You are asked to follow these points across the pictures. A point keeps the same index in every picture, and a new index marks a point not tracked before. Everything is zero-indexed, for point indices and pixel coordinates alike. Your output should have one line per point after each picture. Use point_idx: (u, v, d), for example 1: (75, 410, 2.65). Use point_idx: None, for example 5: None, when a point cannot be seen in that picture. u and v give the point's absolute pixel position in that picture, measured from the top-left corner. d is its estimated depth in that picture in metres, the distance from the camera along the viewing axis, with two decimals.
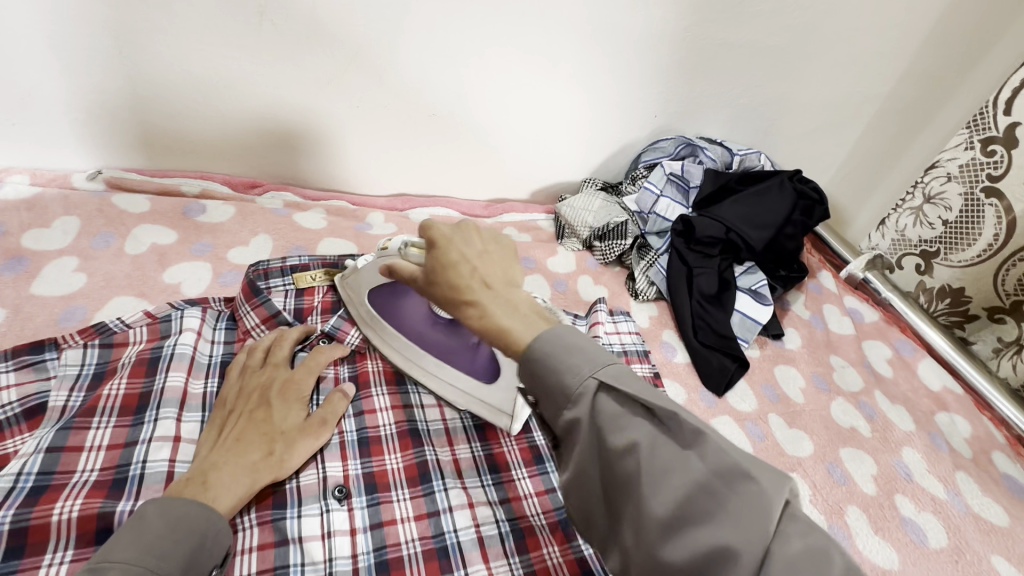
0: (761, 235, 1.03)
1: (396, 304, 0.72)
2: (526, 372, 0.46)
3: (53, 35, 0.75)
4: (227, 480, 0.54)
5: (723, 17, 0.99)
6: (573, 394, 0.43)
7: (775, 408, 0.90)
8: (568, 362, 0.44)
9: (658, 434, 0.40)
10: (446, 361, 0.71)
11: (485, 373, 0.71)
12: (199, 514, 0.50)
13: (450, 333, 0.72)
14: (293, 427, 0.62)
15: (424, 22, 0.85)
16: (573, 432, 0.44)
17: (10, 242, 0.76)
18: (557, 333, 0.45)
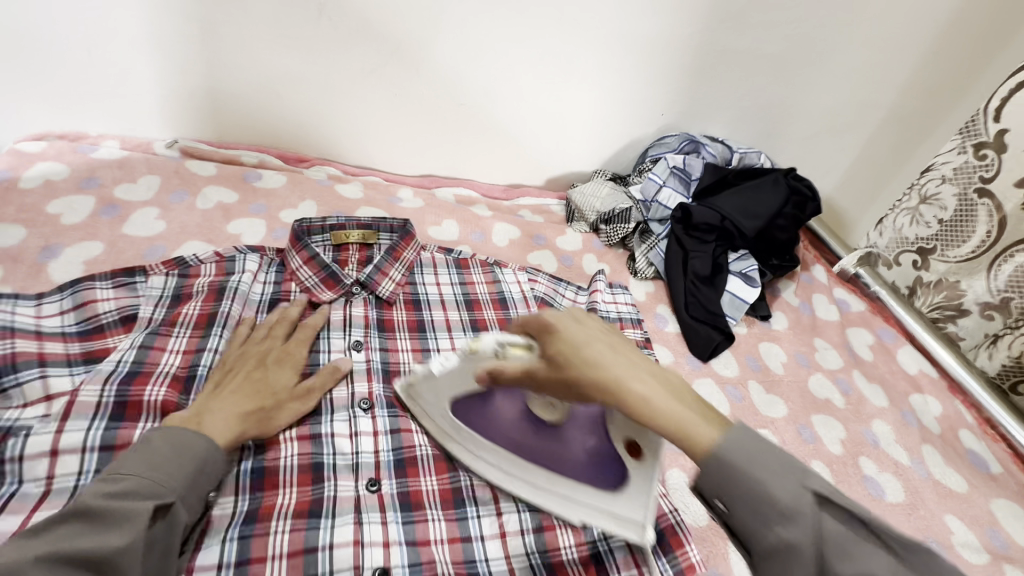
0: (754, 224, 1.12)
1: (484, 405, 0.63)
2: (714, 473, 0.49)
3: (152, 23, 0.90)
4: (217, 424, 0.60)
5: (724, 26, 1.10)
6: (790, 510, 0.46)
7: (755, 376, 0.99)
8: (775, 479, 0.47)
9: (901, 565, 0.43)
10: (553, 469, 0.61)
11: (610, 482, 0.58)
12: (203, 446, 0.57)
13: (557, 440, 0.60)
14: (284, 390, 0.68)
15: (457, 22, 0.99)
16: (782, 553, 0.46)
17: (104, 192, 0.91)
18: (737, 439, 0.49)
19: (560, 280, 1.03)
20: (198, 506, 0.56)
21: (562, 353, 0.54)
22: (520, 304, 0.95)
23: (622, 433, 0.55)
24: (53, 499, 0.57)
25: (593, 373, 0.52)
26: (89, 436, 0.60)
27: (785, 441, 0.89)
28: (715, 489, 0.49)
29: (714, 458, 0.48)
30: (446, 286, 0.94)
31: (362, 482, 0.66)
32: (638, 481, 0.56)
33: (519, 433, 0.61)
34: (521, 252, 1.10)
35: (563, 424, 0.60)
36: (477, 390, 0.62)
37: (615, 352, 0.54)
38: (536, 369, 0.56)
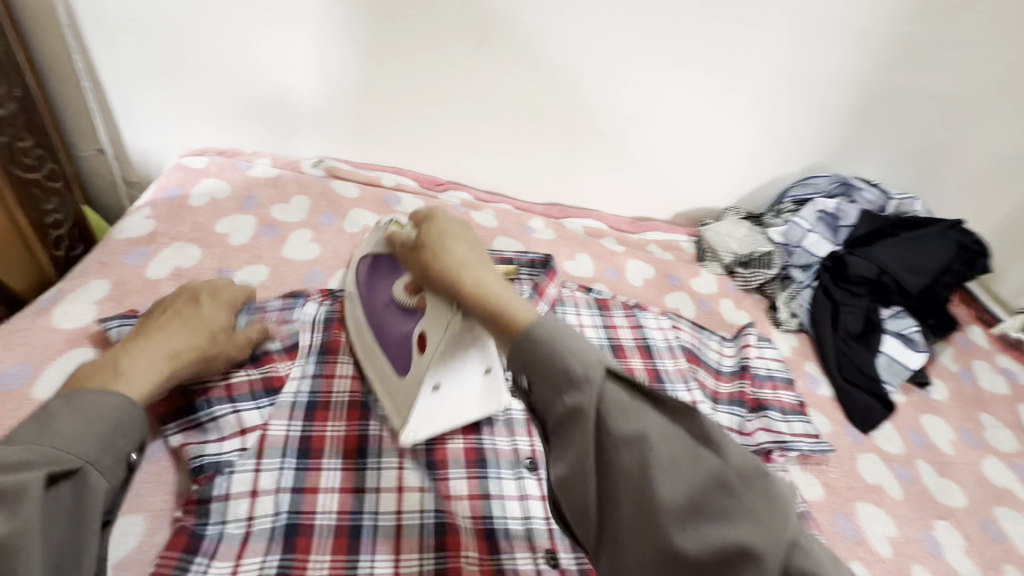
0: (918, 280, 1.03)
1: (375, 278, 0.72)
2: (523, 350, 0.44)
3: (321, 46, 0.91)
4: (139, 365, 0.55)
5: (897, 64, 1.01)
6: (580, 379, 0.42)
7: (923, 455, 0.89)
8: (575, 347, 0.43)
9: (669, 425, 0.40)
10: (383, 346, 0.69)
11: (402, 371, 0.66)
12: (112, 405, 0.49)
13: (395, 320, 0.68)
14: (221, 329, 0.63)
15: (617, 53, 0.95)
16: (568, 423, 0.42)
17: (263, 212, 0.92)
18: (554, 325, 0.45)
19: (702, 328, 0.97)
20: (118, 468, 0.48)
21: (430, 238, 0.58)
22: (666, 354, 0.90)
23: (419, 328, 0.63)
24: (255, 542, 0.57)
25: (449, 257, 0.55)
26: (283, 474, 0.62)
27: (970, 537, 0.78)
28: (518, 359, 0.45)
29: (519, 335, 0.45)
30: (590, 329, 0.90)
31: (540, 554, 0.62)
32: (411, 377, 0.64)
33: (376, 305, 0.70)
34: (657, 293, 1.05)
35: (412, 311, 0.67)
36: (386, 262, 0.71)
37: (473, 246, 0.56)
38: (411, 245, 0.60)
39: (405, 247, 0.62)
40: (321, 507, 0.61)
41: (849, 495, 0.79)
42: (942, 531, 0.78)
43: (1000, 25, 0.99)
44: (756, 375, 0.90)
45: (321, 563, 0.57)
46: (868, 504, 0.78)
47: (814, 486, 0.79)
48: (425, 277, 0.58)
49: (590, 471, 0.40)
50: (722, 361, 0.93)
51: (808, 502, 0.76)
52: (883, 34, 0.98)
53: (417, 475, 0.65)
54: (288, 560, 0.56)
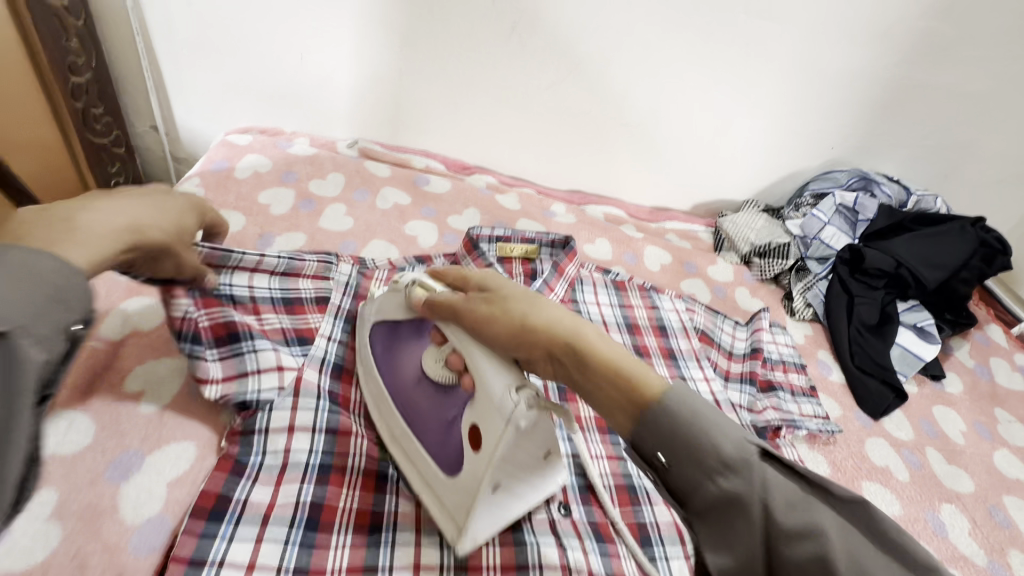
0: (935, 275, 1.03)
1: (398, 347, 0.69)
2: (660, 429, 0.45)
3: (361, 33, 0.97)
4: (96, 228, 0.46)
5: (922, 60, 1.02)
6: (734, 462, 0.43)
7: (933, 443, 0.90)
8: (721, 426, 0.44)
9: (841, 518, 0.40)
10: (417, 432, 0.64)
11: (449, 463, 0.60)
12: (53, 266, 0.39)
13: (437, 399, 0.64)
14: (189, 232, 0.56)
15: (643, 44, 0.99)
16: (724, 506, 0.43)
17: (301, 186, 0.98)
18: (687, 398, 0.46)
19: (716, 312, 0.99)
20: (58, 340, 0.38)
21: (517, 296, 0.57)
22: (680, 334, 0.92)
23: (469, 419, 0.57)
24: (291, 472, 0.61)
25: (548, 318, 0.55)
26: (320, 416, 0.66)
27: (976, 521, 0.79)
28: (656, 440, 0.46)
29: (657, 408, 0.46)
30: (607, 308, 0.93)
31: (554, 505, 0.65)
32: (469, 469, 0.56)
33: (407, 382, 0.66)
34: (673, 278, 1.08)
35: (449, 390, 0.64)
36: (407, 328, 0.69)
37: (541, 304, 0.56)
38: (469, 313, 0.57)
39: (470, 306, 0.57)
40: (353, 450, 0.66)
41: (855, 474, 0.80)
42: (948, 513, 0.79)
43: None
44: (767, 357, 0.93)
45: (352, 498, 0.62)
46: (873, 483, 0.80)
47: (821, 463, 0.81)
48: (511, 335, 0.55)
49: (755, 553, 0.41)
50: (735, 344, 0.95)
51: None
52: (908, 29, 0.99)
53: None
54: (322, 491, 0.61)
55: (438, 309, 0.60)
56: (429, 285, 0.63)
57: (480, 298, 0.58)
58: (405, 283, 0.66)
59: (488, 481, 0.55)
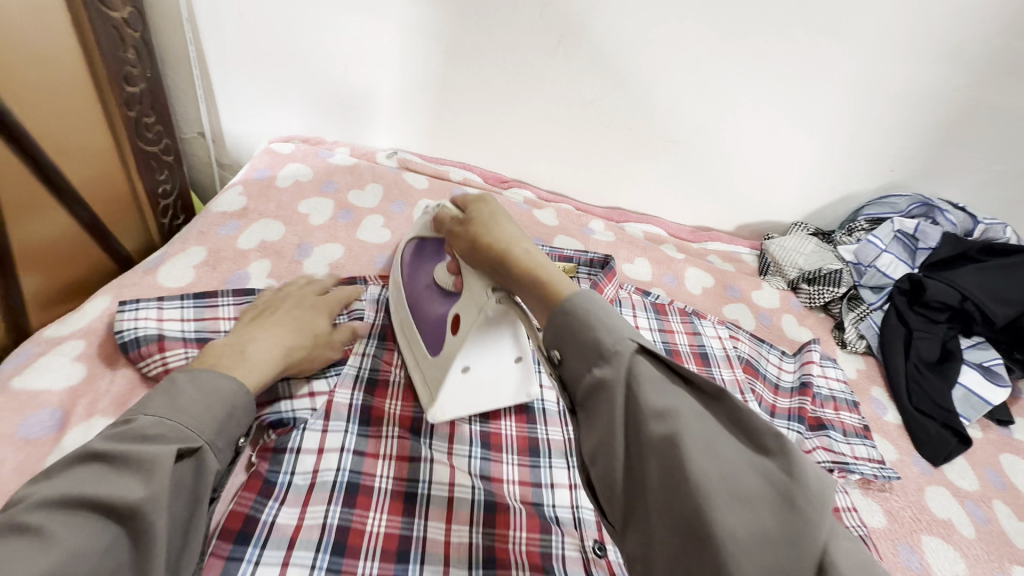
0: (1006, 311, 0.96)
1: (420, 264, 0.74)
2: (556, 322, 0.48)
3: (408, 45, 0.97)
4: (259, 354, 0.61)
5: (996, 80, 0.96)
6: (608, 351, 0.45)
7: (1000, 495, 0.83)
8: (605, 323, 0.46)
9: (702, 408, 0.41)
10: (418, 331, 0.72)
11: (431, 350, 0.68)
12: (229, 388, 0.54)
13: (433, 299, 0.70)
14: (324, 332, 0.69)
15: (692, 60, 0.96)
16: (598, 394, 0.44)
17: (341, 196, 0.98)
18: (588, 300, 0.48)
19: (761, 341, 0.95)
20: (229, 450, 0.52)
21: (476, 220, 0.59)
22: (723, 363, 0.88)
23: (454, 309, 0.65)
24: (318, 492, 0.61)
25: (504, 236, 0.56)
26: (348, 439, 0.65)
27: None
28: (553, 335, 0.49)
29: (556, 308, 0.49)
30: (645, 331, 0.90)
31: (588, 543, 0.62)
32: (446, 350, 0.65)
33: (418, 286, 0.72)
34: (715, 303, 1.03)
35: (452, 295, 0.68)
36: (431, 248, 0.74)
37: (513, 225, 0.58)
38: (456, 225, 0.62)
39: (450, 224, 0.63)
40: (381, 471, 0.64)
41: (914, 527, 0.74)
42: None
43: None
44: (818, 393, 0.87)
45: (378, 523, 0.60)
46: (934, 538, 0.74)
47: (876, 512, 0.75)
48: (468, 253, 0.60)
49: (617, 435, 0.42)
50: (782, 377, 0.90)
51: (869, 528, 0.72)
52: (982, 48, 0.92)
53: (469, 454, 0.68)
54: (349, 514, 0.60)
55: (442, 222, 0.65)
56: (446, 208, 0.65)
57: (457, 223, 0.62)
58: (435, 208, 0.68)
59: (458, 361, 0.63)
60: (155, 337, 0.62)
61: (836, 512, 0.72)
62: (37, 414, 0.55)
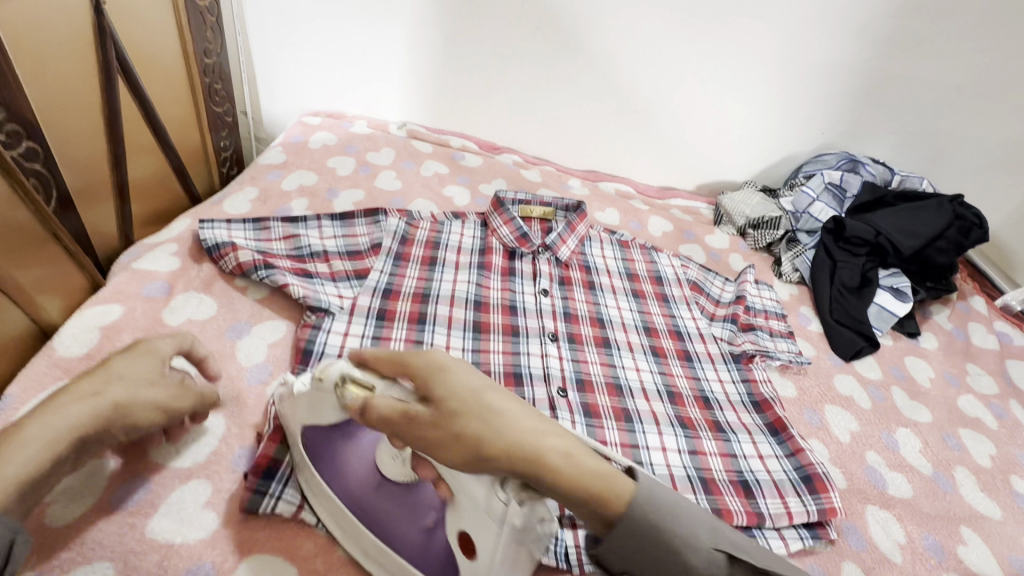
0: (911, 243, 1.14)
1: (337, 456, 0.60)
2: (638, 548, 0.47)
3: (417, 35, 1.19)
4: (22, 446, 0.47)
5: (898, 54, 1.17)
6: (703, 575, 0.47)
7: (899, 383, 1.02)
8: (688, 538, 0.48)
9: None
10: (391, 543, 0.57)
11: (440, 568, 0.55)
12: None
13: (405, 501, 0.57)
14: (139, 376, 0.56)
15: (648, 41, 1.17)
16: None
17: (361, 156, 1.19)
18: (653, 498, 0.48)
19: (709, 271, 1.14)
20: None
21: (463, 415, 0.48)
22: (674, 283, 1.08)
23: (457, 524, 0.53)
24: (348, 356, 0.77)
25: (510, 439, 0.46)
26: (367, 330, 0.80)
27: (929, 443, 0.90)
28: (638, 567, 0.48)
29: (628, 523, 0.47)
30: (611, 260, 1.10)
31: (554, 388, 0.81)
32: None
33: (365, 489, 0.58)
34: (673, 242, 1.23)
35: (414, 487, 0.57)
36: (342, 432, 0.59)
37: (508, 414, 0.48)
38: (433, 431, 0.48)
39: (419, 426, 0.49)
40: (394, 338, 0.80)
41: (819, 398, 0.93)
42: (902, 435, 0.91)
43: (990, 24, 1.13)
44: (750, 305, 1.06)
45: None
46: (835, 406, 0.93)
47: (788, 387, 0.94)
48: (472, 465, 0.47)
49: None
50: (723, 294, 1.09)
51: (780, 395, 0.91)
52: (881, 27, 1.13)
53: (462, 332, 0.86)
54: None
55: (392, 423, 0.50)
56: (365, 381, 0.52)
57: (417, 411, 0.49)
58: (335, 379, 0.53)
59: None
60: (228, 243, 0.82)
61: (754, 381, 0.91)
62: (154, 283, 0.77)
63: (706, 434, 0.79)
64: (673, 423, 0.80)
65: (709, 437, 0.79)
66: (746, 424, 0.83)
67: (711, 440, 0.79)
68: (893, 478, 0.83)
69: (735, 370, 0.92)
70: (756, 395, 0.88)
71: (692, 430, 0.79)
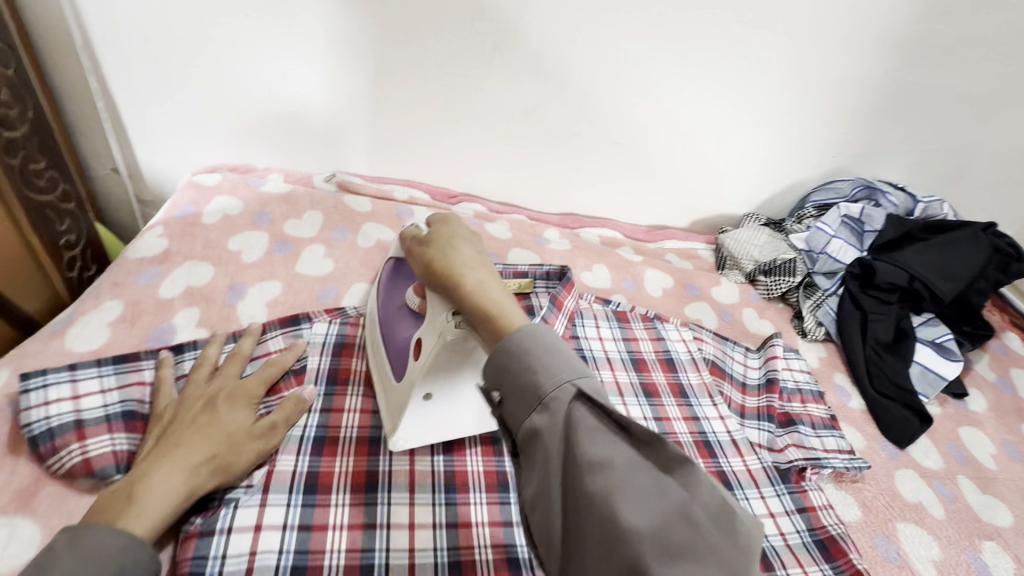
0: (951, 287, 0.98)
1: (392, 286, 0.74)
2: (496, 359, 0.45)
3: (339, 63, 0.91)
4: (156, 494, 0.52)
5: (919, 61, 0.99)
6: (546, 397, 0.42)
7: (964, 470, 0.84)
8: (547, 363, 0.43)
9: (638, 458, 0.38)
10: (385, 351, 0.70)
11: (398, 373, 0.68)
12: (116, 546, 0.46)
13: (405, 322, 0.70)
14: (240, 429, 0.60)
15: (633, 61, 0.94)
16: (531, 440, 0.41)
17: (276, 228, 0.91)
18: (540, 331, 0.46)
19: (725, 338, 0.93)
20: None
21: (433, 241, 0.60)
22: (689, 367, 0.86)
23: (421, 333, 0.65)
24: None
25: (452, 260, 0.57)
26: (286, 539, 0.57)
27: (1021, 559, 0.74)
28: (491, 378, 0.46)
29: (502, 344, 0.46)
30: (610, 342, 0.87)
31: None
32: (410, 375, 0.64)
33: (390, 308, 0.72)
34: (677, 304, 1.03)
35: (420, 316, 0.69)
36: (406, 269, 0.74)
37: (475, 255, 0.57)
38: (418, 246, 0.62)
39: (413, 245, 0.63)
40: (330, 546, 0.58)
41: (888, 515, 0.75)
42: (990, 552, 0.74)
43: (1020, 25, 0.97)
44: (783, 387, 0.86)
45: None
46: (909, 524, 0.74)
47: (851, 506, 0.75)
48: (426, 275, 0.60)
49: (554, 484, 0.39)
50: (748, 374, 0.89)
51: (846, 523, 0.73)
52: (903, 33, 0.95)
53: (431, 498, 0.64)
54: None
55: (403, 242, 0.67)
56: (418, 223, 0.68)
57: (418, 241, 0.63)
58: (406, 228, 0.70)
59: (421, 384, 0.63)
60: (72, 425, 0.59)
61: (813, 511, 0.71)
62: None
63: None
64: None
65: None
66: None
67: None
68: None
69: (786, 494, 0.73)
70: (820, 533, 0.69)
71: None
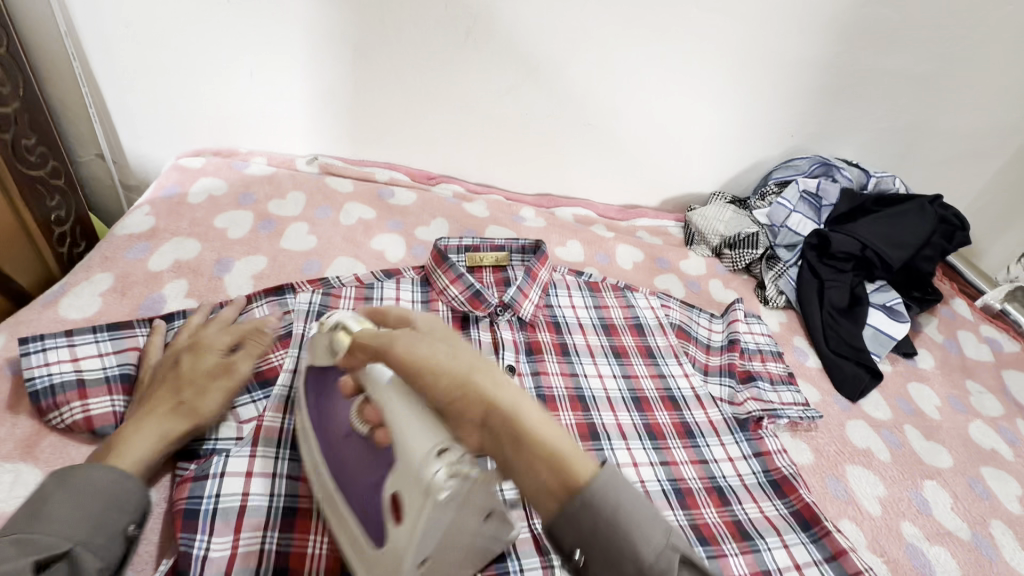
0: (899, 255, 1.05)
1: (324, 404, 0.57)
2: (582, 524, 0.42)
3: (318, 48, 0.95)
4: (134, 440, 0.56)
5: (868, 44, 1.06)
6: (649, 566, 0.41)
7: (910, 420, 0.91)
8: (643, 530, 0.42)
9: None
10: (341, 491, 0.54)
11: (370, 531, 0.51)
12: (105, 482, 0.51)
13: (362, 454, 0.53)
14: (204, 374, 0.62)
15: (601, 45, 0.99)
16: None
17: (260, 207, 0.95)
18: (617, 481, 0.43)
19: (691, 306, 0.99)
20: (114, 546, 0.49)
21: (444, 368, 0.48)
22: (657, 331, 0.91)
23: (393, 485, 0.48)
24: (251, 521, 0.59)
25: (491, 390, 0.47)
26: (276, 483, 0.62)
27: (957, 495, 0.81)
28: (573, 540, 0.43)
29: (587, 501, 0.42)
30: (582, 310, 0.92)
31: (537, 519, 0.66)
32: (391, 544, 0.49)
33: (336, 435, 0.56)
34: (647, 276, 1.09)
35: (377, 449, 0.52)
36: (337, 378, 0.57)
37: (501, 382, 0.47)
38: (415, 372, 0.49)
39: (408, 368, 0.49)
40: None
41: (838, 459, 0.81)
42: (930, 490, 0.80)
43: (958, 9, 1.04)
44: (744, 348, 0.92)
45: (321, 543, 0.59)
46: (857, 467, 0.81)
47: (803, 451, 0.82)
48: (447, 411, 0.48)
49: None
50: (712, 337, 0.95)
51: (798, 466, 0.79)
52: (851, 17, 1.02)
53: None
54: (288, 539, 0.59)
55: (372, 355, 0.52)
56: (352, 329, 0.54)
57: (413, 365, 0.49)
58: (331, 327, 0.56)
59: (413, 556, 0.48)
60: (74, 384, 0.63)
61: (768, 455, 0.77)
62: None
63: (731, 546, 0.67)
64: (691, 539, 0.67)
65: (735, 549, 0.66)
66: (771, 519, 0.70)
67: (738, 556, 0.66)
68: (937, 555, 0.73)
69: (744, 441, 0.79)
70: (774, 473, 0.75)
71: (715, 545, 0.66)
